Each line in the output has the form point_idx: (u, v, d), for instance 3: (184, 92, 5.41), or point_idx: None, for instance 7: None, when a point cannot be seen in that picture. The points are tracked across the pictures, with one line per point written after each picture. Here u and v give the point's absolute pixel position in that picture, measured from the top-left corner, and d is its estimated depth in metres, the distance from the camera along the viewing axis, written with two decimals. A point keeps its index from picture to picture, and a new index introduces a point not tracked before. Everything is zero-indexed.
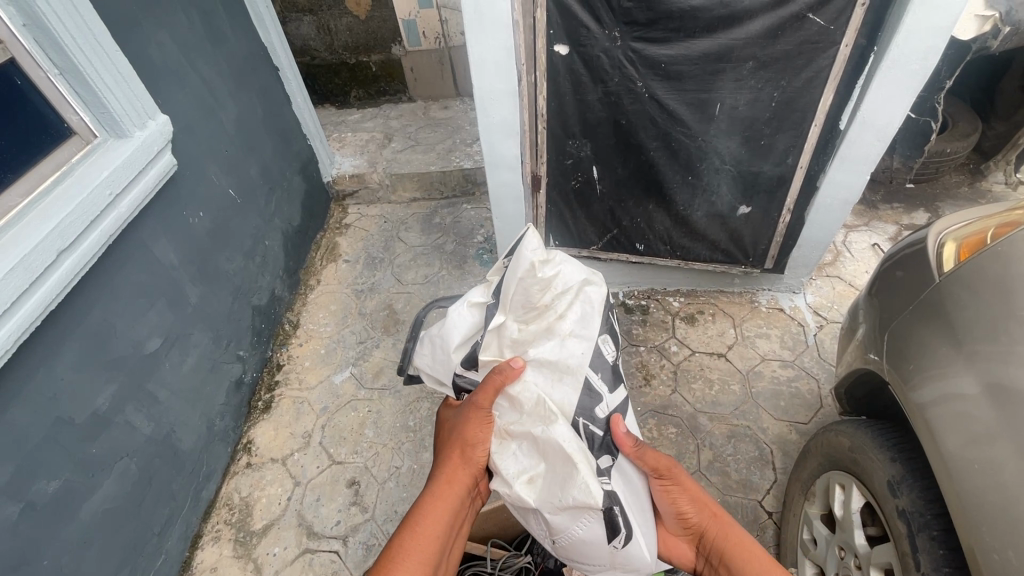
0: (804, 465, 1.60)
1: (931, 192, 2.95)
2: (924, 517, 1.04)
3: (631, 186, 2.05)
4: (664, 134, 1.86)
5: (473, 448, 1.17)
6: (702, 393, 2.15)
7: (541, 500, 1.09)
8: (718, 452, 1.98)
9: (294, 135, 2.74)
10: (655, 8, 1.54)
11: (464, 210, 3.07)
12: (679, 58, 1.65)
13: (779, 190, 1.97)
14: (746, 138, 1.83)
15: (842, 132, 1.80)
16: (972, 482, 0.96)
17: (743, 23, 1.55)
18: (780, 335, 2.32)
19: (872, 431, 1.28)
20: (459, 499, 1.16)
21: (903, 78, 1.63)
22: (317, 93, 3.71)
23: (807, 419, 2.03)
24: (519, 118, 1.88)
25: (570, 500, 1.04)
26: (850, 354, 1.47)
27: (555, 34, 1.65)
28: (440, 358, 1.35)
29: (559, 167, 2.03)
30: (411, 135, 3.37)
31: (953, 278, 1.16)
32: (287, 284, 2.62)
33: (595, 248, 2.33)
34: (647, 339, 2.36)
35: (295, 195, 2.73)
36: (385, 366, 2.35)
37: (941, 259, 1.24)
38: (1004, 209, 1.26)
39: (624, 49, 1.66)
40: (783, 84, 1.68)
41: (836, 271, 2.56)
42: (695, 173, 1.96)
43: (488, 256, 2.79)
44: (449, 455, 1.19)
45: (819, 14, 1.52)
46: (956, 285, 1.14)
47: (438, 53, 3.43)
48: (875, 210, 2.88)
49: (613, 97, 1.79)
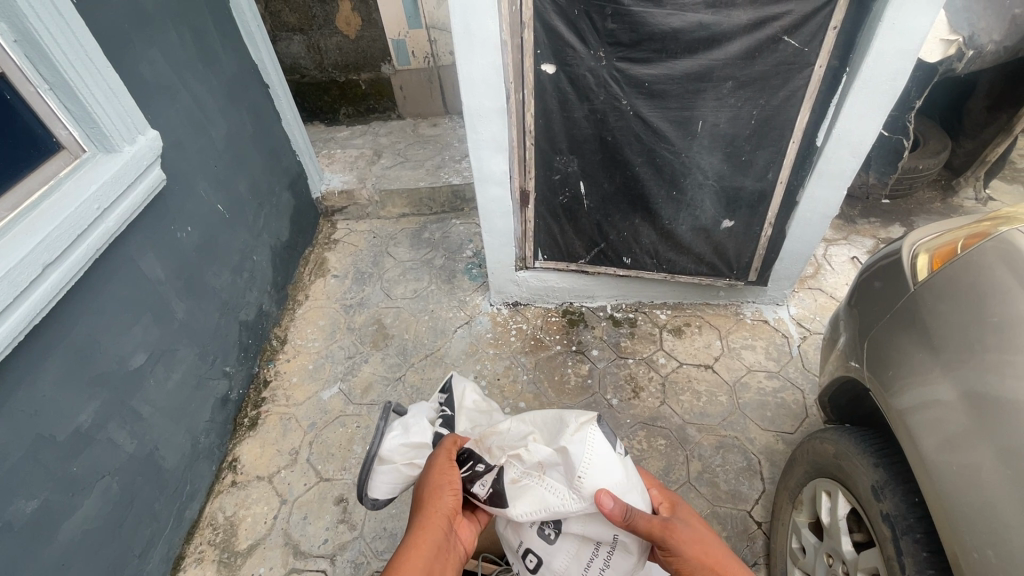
0: (790, 473, 1.62)
1: (905, 207, 3.06)
2: (907, 521, 1.06)
3: (618, 201, 2.10)
4: (649, 150, 1.91)
5: (444, 487, 1.15)
6: (690, 404, 2.17)
7: (550, 443, 1.09)
8: (707, 463, 1.99)
9: (283, 152, 2.76)
10: (638, 30, 1.60)
11: (453, 226, 3.09)
12: (662, 78, 1.71)
13: (761, 205, 2.02)
14: (728, 154, 1.89)
15: (820, 149, 1.86)
16: (952, 486, 0.98)
17: (722, 45, 1.62)
18: (764, 346, 2.36)
19: (855, 438, 1.31)
20: (439, 540, 1.09)
21: (875, 98, 1.70)
22: (306, 110, 3.74)
23: (793, 428, 2.06)
24: (507, 134, 1.92)
25: (572, 419, 1.10)
26: (832, 363, 1.50)
27: (542, 53, 1.70)
28: (410, 434, 1.26)
29: (547, 183, 2.07)
30: (400, 152, 3.40)
31: (927, 287, 1.20)
32: (275, 299, 2.60)
33: (583, 262, 2.36)
34: (635, 352, 2.38)
35: (283, 210, 2.73)
36: (374, 381, 2.34)
37: (915, 269, 1.29)
38: (971, 221, 1.31)
39: (608, 69, 1.71)
40: (762, 102, 1.74)
41: (818, 283, 2.62)
42: (679, 188, 2.01)
43: (477, 271, 2.81)
44: (420, 505, 1.13)
45: (793, 37, 1.59)
46: (931, 294, 1.18)
47: (427, 72, 3.49)
48: (853, 225, 2.96)
49: (599, 115, 1.84)
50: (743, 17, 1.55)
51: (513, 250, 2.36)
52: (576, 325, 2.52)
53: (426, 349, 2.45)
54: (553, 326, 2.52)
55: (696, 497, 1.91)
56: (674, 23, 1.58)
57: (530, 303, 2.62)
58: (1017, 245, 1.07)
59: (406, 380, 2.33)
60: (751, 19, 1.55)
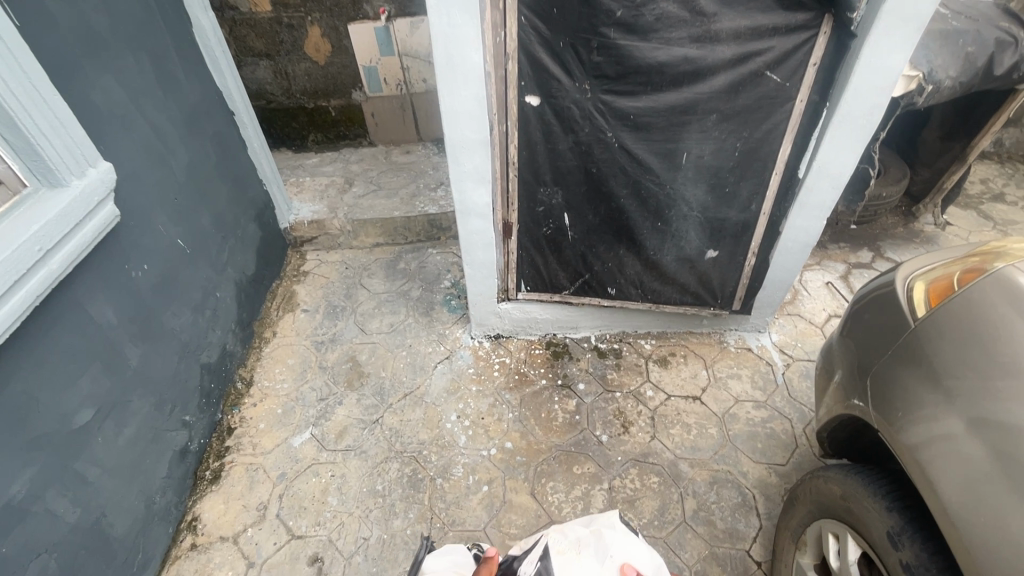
0: (792, 512, 1.57)
1: (871, 232, 3.16)
2: (930, 571, 1.02)
3: (603, 232, 2.06)
4: (634, 182, 1.89)
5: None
6: (681, 438, 2.12)
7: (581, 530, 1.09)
8: (702, 500, 1.93)
9: (250, 181, 2.62)
10: (624, 63, 1.58)
11: (430, 256, 3.00)
12: (647, 110, 1.70)
13: (744, 235, 2.02)
14: (712, 186, 1.88)
15: (801, 180, 1.87)
16: (979, 535, 0.94)
17: (707, 78, 1.62)
18: (750, 374, 2.34)
19: (863, 478, 1.28)
20: None
21: (853, 131, 1.73)
22: (272, 137, 3.60)
23: (784, 460, 2.03)
24: (490, 166, 1.86)
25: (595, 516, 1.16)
26: (830, 398, 1.48)
27: (527, 85, 1.66)
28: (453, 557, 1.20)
29: (531, 215, 2.02)
30: (373, 180, 3.30)
31: (928, 324, 1.19)
32: (240, 338, 2.43)
33: (567, 293, 2.31)
34: (622, 384, 2.32)
35: (249, 243, 2.58)
36: (350, 425, 2.19)
37: (911, 303, 1.28)
38: (961, 255, 1.32)
39: (594, 101, 1.68)
40: (745, 135, 1.75)
41: (796, 309, 2.64)
42: (664, 219, 1.99)
43: (456, 302, 2.72)
44: None
45: (775, 72, 1.61)
46: (933, 331, 1.17)
47: (400, 99, 3.43)
48: (825, 250, 3.03)
49: (584, 147, 1.81)
50: (727, 52, 1.56)
51: (495, 282, 2.28)
52: (561, 358, 2.45)
53: (405, 387, 2.33)
54: (537, 359, 2.44)
55: (693, 537, 1.84)
56: (660, 56, 1.57)
57: (512, 335, 2.54)
58: (1017, 282, 1.07)
59: (384, 422, 2.20)
60: (735, 54, 1.56)
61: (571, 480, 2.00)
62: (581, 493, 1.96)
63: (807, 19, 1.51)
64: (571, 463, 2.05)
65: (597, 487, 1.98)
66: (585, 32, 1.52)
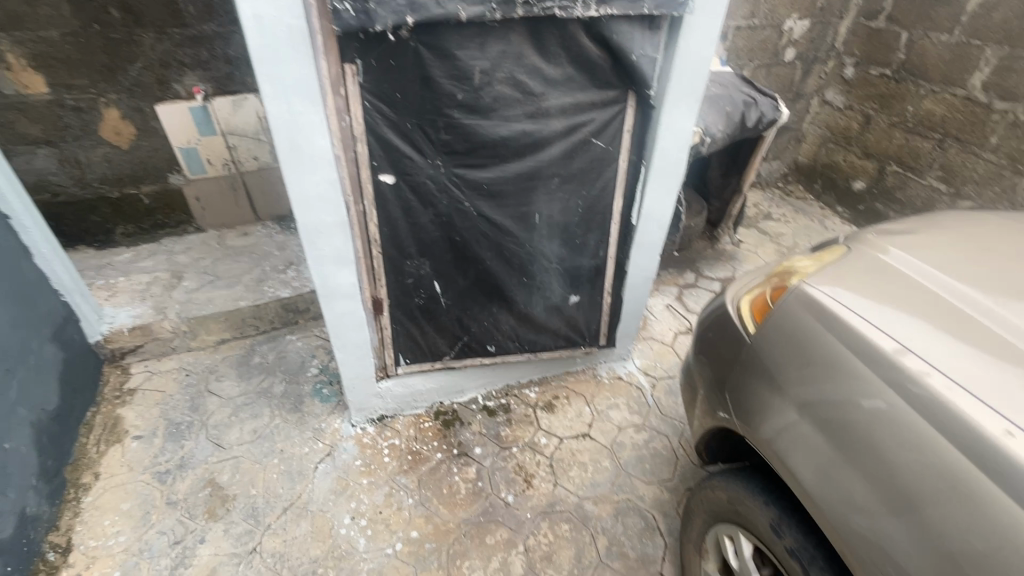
0: (690, 524, 1.72)
1: (690, 256, 3.72)
2: (809, 551, 1.19)
3: (474, 294, 2.11)
4: (496, 244, 1.98)
5: None
6: (581, 478, 2.19)
7: None
8: (611, 535, 2.01)
9: (41, 294, 2.14)
10: (471, 139, 1.69)
11: (289, 343, 2.73)
12: (498, 179, 1.82)
13: (598, 278, 2.24)
14: (565, 239, 2.07)
15: (634, 226, 2.14)
16: (836, 513, 1.10)
17: (545, 148, 1.80)
18: (626, 401, 2.54)
19: (740, 480, 1.45)
20: None
21: (666, 182, 2.05)
22: (64, 234, 3.01)
23: (671, 474, 2.22)
24: (352, 247, 1.80)
25: None
26: (700, 413, 1.67)
27: (380, 165, 1.67)
28: None
29: (401, 288, 1.99)
30: (207, 270, 2.94)
31: (759, 337, 1.42)
32: (46, 493, 1.91)
33: (447, 358, 2.28)
34: (516, 438, 2.34)
35: (47, 369, 2.08)
36: (220, 565, 1.84)
37: (742, 322, 1.53)
38: (766, 276, 1.63)
39: (448, 174, 1.75)
40: (584, 193, 1.97)
41: (650, 334, 2.97)
42: (529, 275, 2.11)
43: (328, 389, 2.50)
44: None
45: (599, 140, 1.86)
46: (764, 342, 1.40)
47: (228, 179, 3.15)
48: (659, 277, 3.49)
49: (444, 217, 1.85)
50: (558, 126, 1.77)
51: (371, 361, 2.17)
52: (452, 425, 2.38)
53: (284, 500, 2.04)
54: (428, 432, 2.35)
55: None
56: (502, 132, 1.71)
57: (397, 413, 2.41)
58: (810, 295, 1.34)
59: (264, 549, 1.89)
60: (565, 126, 1.78)
61: (486, 552, 1.93)
62: (499, 563, 1.90)
63: (615, 95, 1.78)
64: (482, 534, 1.98)
65: (513, 552, 1.93)
66: (431, 114, 1.60)
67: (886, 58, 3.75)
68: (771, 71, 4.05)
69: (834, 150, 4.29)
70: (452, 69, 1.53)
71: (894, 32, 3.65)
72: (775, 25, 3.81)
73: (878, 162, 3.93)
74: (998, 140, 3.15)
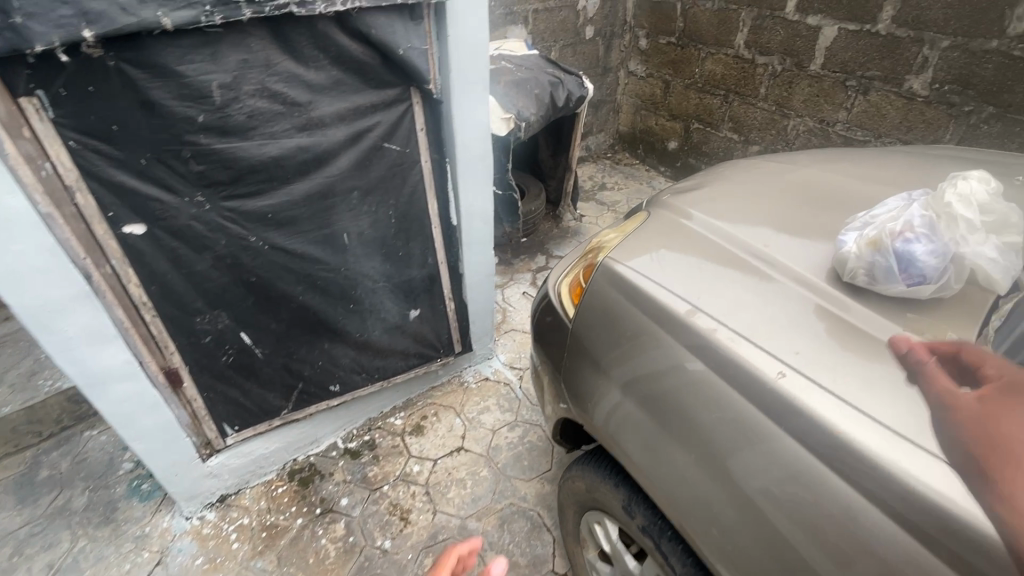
0: (565, 517, 1.68)
1: (538, 239, 3.77)
2: (658, 524, 1.19)
3: (295, 336, 1.86)
4: (305, 276, 1.75)
5: None
6: (461, 497, 2.08)
7: None
8: (499, 548, 1.92)
9: None
10: (233, 165, 1.44)
11: (88, 441, 2.22)
12: (284, 204, 1.59)
13: (435, 286, 2.11)
14: (385, 254, 1.90)
15: (457, 226, 2.04)
16: (667, 487, 1.09)
17: (331, 161, 1.61)
18: (496, 402, 2.47)
19: (593, 466, 1.43)
20: None
21: (477, 176, 1.98)
22: None
23: (549, 464, 2.20)
24: (112, 318, 1.45)
25: None
26: (549, 403, 1.64)
27: (119, 214, 1.36)
28: None
29: (198, 350, 1.68)
30: None
31: (580, 319, 1.40)
32: None
33: (285, 412, 2.01)
34: (386, 475, 2.15)
35: None
36: None
37: (563, 305, 1.51)
38: (581, 254, 1.62)
39: (217, 210, 1.49)
40: (392, 202, 1.82)
41: (510, 326, 2.93)
42: (355, 300, 1.91)
43: (149, 484, 2.08)
44: None
45: (392, 144, 1.72)
46: (585, 324, 1.38)
47: None
48: (512, 265, 3.48)
49: (229, 259, 1.58)
50: (339, 135, 1.59)
51: (187, 441, 1.82)
52: (312, 482, 2.12)
53: None
54: (283, 498, 2.06)
55: None
56: (271, 151, 1.48)
57: (242, 487, 2.08)
58: (617, 270, 1.34)
59: None
60: (347, 134, 1.60)
61: None
62: None
63: (397, 94, 1.64)
64: None
65: None
66: (170, 144, 1.32)
67: (669, 27, 4.09)
68: (576, 50, 4.23)
69: (646, 116, 4.62)
70: (178, 88, 1.27)
71: (671, 3, 4.00)
72: (570, 5, 3.97)
73: (683, 122, 4.31)
74: (766, 90, 3.60)
